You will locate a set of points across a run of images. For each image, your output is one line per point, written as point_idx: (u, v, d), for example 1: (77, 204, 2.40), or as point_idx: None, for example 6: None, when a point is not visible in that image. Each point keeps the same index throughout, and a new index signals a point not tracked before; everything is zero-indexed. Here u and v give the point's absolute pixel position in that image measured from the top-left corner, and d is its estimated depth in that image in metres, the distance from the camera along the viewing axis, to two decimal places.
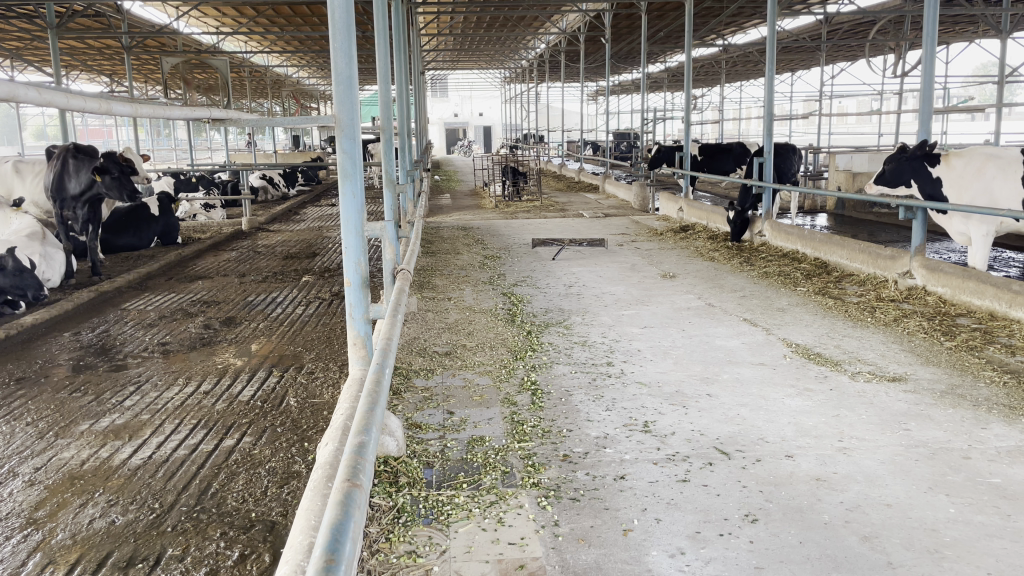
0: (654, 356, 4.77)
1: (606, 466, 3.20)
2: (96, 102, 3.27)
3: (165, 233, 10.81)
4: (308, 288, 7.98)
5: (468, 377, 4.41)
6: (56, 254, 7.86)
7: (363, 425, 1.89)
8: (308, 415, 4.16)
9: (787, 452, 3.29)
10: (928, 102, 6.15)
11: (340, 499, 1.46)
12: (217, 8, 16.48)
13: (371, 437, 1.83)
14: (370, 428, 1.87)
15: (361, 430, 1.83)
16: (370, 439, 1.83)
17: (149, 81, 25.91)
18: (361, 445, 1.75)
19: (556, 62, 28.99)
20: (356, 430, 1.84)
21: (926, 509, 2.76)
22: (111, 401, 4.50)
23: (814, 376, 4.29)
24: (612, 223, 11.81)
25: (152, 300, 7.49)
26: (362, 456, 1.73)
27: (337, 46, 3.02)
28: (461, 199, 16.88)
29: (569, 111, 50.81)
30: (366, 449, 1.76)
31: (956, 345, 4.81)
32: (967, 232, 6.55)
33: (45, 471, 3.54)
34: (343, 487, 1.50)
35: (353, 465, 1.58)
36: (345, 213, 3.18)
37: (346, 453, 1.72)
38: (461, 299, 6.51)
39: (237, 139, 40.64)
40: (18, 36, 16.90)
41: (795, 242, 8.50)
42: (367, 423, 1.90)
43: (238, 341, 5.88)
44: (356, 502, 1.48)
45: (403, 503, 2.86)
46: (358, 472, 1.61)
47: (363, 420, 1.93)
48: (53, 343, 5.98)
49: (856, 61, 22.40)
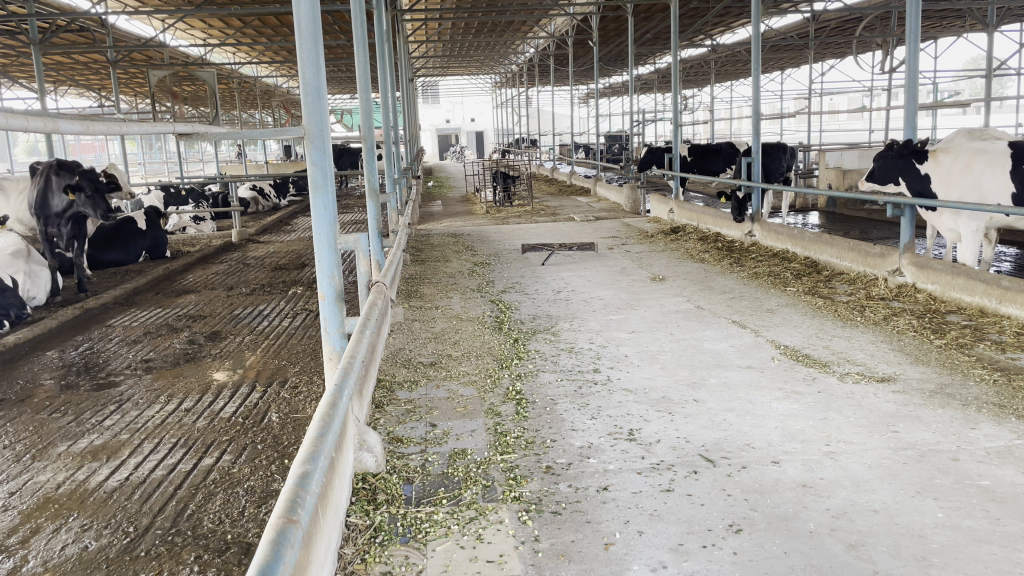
0: (641, 361, 4.72)
1: (588, 477, 3.14)
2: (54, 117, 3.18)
3: (154, 248, 10.75)
4: (295, 299, 7.92)
5: (452, 388, 4.34)
6: (41, 271, 7.80)
7: (309, 453, 1.83)
8: (289, 431, 4.10)
9: (773, 458, 3.23)
10: (914, 99, 6.08)
11: (272, 539, 1.40)
12: (203, 19, 16.43)
13: (317, 467, 1.78)
14: (317, 457, 1.81)
15: (307, 459, 1.78)
16: (316, 469, 1.77)
17: (138, 95, 25.88)
18: (303, 477, 1.70)
19: (546, 66, 28.98)
20: (301, 460, 1.79)
21: (913, 514, 2.71)
22: (91, 421, 4.43)
23: (802, 378, 4.24)
24: (603, 227, 11.76)
25: (137, 316, 7.43)
26: (304, 488, 1.67)
27: (304, 57, 2.97)
28: (452, 205, 16.84)
29: (561, 115, 50.87)
30: (310, 480, 1.70)
31: (946, 342, 4.76)
32: (956, 229, 6.51)
33: (20, 495, 3.48)
34: (276, 525, 1.45)
35: (289, 501, 1.53)
36: (317, 226, 3.13)
37: (288, 486, 1.67)
38: (448, 308, 6.46)
39: (228, 150, 40.65)
40: (4, 53, 16.85)
41: (785, 242, 8.45)
42: (315, 452, 1.84)
43: (223, 356, 5.82)
44: (289, 542, 1.43)
45: (380, 521, 2.80)
46: (295, 507, 1.56)
47: (310, 447, 1.88)
48: (36, 362, 5.92)
49: (844, 59, 22.46)
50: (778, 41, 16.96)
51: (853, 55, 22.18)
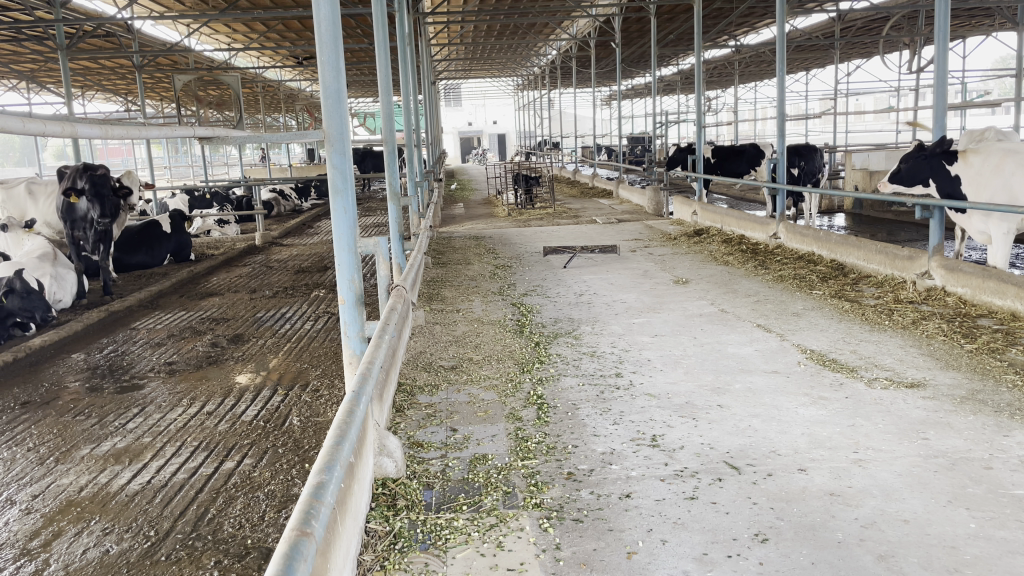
0: (664, 366, 4.66)
1: (611, 484, 3.10)
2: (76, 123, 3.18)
3: (178, 251, 10.86)
4: (317, 302, 7.93)
5: (474, 392, 4.31)
6: (67, 274, 7.89)
7: (325, 462, 1.79)
8: (310, 434, 4.09)
9: (800, 465, 3.17)
10: (942, 99, 5.95)
11: (284, 552, 1.36)
12: (227, 24, 16.55)
13: (333, 476, 1.73)
14: (333, 465, 1.77)
15: (323, 468, 1.74)
16: (331, 478, 1.72)
17: (163, 99, 26.16)
18: (319, 487, 1.66)
19: (568, 68, 28.91)
20: (316, 470, 1.74)
21: (945, 524, 2.64)
22: (114, 424, 4.45)
23: (829, 384, 4.16)
24: (625, 229, 11.70)
25: (162, 319, 7.48)
26: (319, 499, 1.63)
27: (324, 60, 2.96)
28: (474, 208, 16.85)
29: (583, 117, 50.79)
30: (326, 491, 1.66)
31: (977, 347, 4.66)
32: (986, 231, 6.39)
33: (42, 499, 3.49)
34: (290, 537, 1.42)
35: (303, 512, 1.50)
36: (337, 229, 3.10)
37: (303, 496, 1.62)
38: (470, 310, 6.43)
39: (253, 154, 41.04)
40: (33, 58, 17.10)
41: (810, 244, 8.34)
42: (331, 461, 1.80)
43: (246, 359, 5.84)
44: (303, 555, 1.39)
45: (399, 527, 2.78)
46: (310, 518, 1.52)
47: (327, 457, 1.83)
48: (61, 364, 5.97)
49: (871, 59, 22.24)
50: (803, 41, 16.79)
51: (879, 55, 21.91)
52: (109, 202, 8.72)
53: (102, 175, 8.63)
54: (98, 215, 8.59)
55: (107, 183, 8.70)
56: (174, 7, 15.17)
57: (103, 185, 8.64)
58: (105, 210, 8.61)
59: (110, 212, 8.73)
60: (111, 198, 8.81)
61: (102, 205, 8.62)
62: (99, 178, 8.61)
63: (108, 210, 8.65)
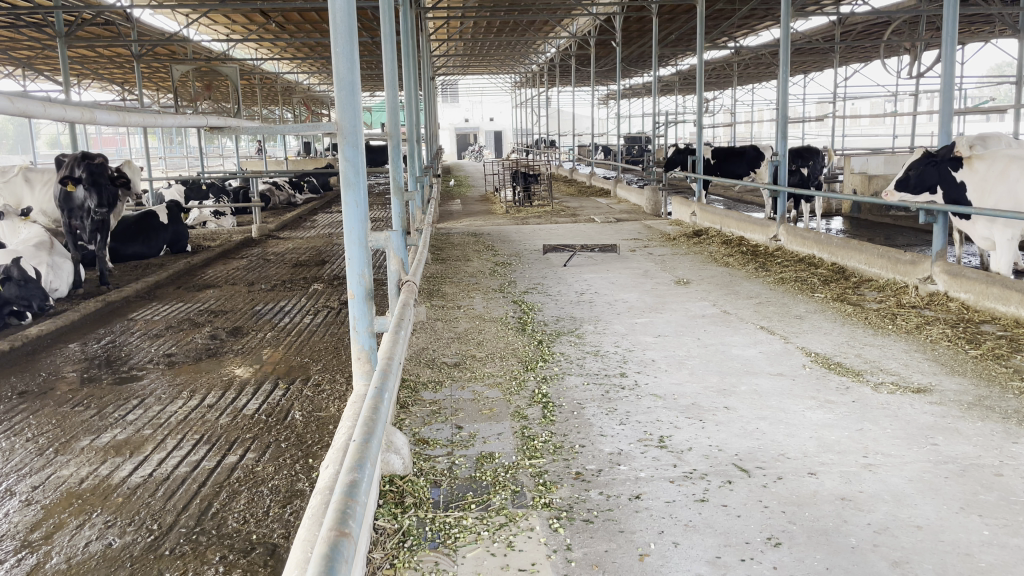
0: (669, 367, 4.64)
1: (620, 485, 3.07)
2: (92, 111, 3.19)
3: (175, 241, 10.79)
4: (316, 296, 7.88)
5: (478, 390, 4.28)
6: (63, 264, 7.82)
7: (356, 459, 1.73)
8: (313, 429, 4.05)
9: (810, 469, 3.15)
10: (948, 105, 5.94)
11: (325, 553, 1.33)
12: (226, 15, 16.47)
13: (366, 473, 1.67)
14: (364, 462, 1.71)
15: (355, 465, 1.70)
16: (365, 475, 1.66)
17: (160, 89, 26.05)
18: (353, 485, 1.61)
19: (567, 66, 28.85)
20: (348, 467, 1.68)
21: (959, 531, 2.62)
22: (113, 415, 4.41)
23: (835, 388, 4.15)
24: (624, 228, 11.68)
25: (159, 310, 7.42)
26: (354, 498, 1.56)
27: (339, 51, 2.92)
28: (472, 204, 16.80)
29: (581, 115, 50.78)
30: (359, 488, 1.60)
31: (981, 353, 4.66)
32: (990, 237, 6.39)
33: (43, 490, 3.45)
34: (330, 536, 1.38)
35: (341, 511, 1.44)
36: (348, 223, 3.07)
37: (337, 495, 1.56)
38: (471, 307, 6.40)
39: (249, 146, 40.90)
40: (29, 45, 16.97)
41: (811, 247, 8.33)
42: (362, 458, 1.73)
43: (245, 352, 5.79)
44: (343, 557, 1.34)
45: (408, 525, 2.75)
46: (347, 517, 1.46)
47: (357, 453, 1.79)
48: (59, 354, 5.91)
49: (869, 63, 22.30)
50: (803, 44, 16.80)
51: (878, 59, 21.92)
52: (107, 191, 8.60)
53: (99, 164, 8.50)
54: (94, 204, 8.48)
55: (105, 171, 8.58)
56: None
57: (101, 174, 8.52)
58: (100, 201, 8.50)
59: (107, 201, 8.62)
60: (109, 186, 8.69)
61: (99, 194, 8.50)
62: (96, 166, 8.49)
63: (104, 200, 8.54)
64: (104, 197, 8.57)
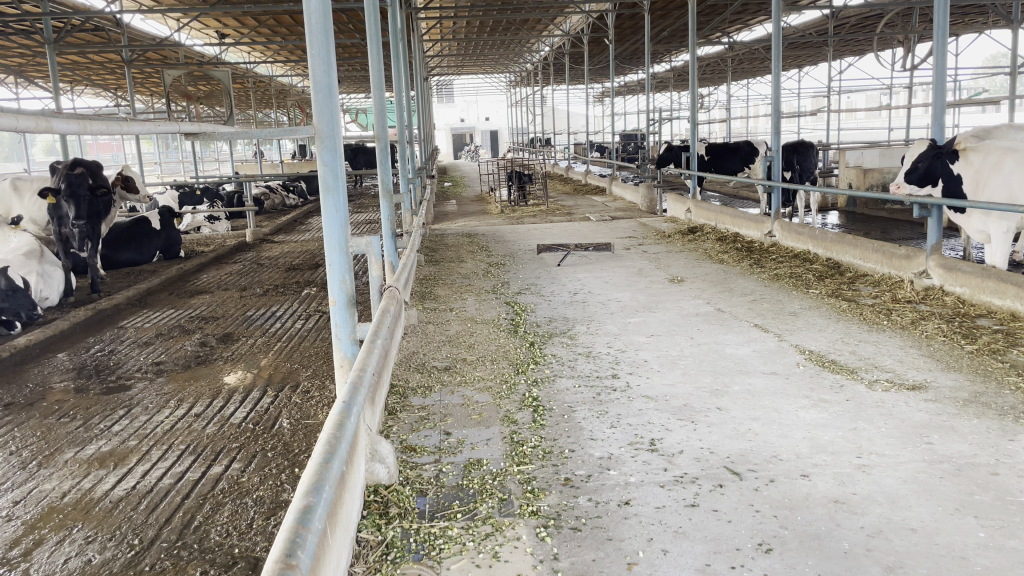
0: (661, 367, 4.59)
1: (609, 490, 3.02)
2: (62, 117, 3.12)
3: (168, 247, 10.72)
4: (308, 300, 7.81)
5: (468, 394, 4.22)
6: (54, 271, 7.77)
7: (313, 482, 1.67)
8: (301, 437, 4.00)
9: (803, 471, 3.09)
10: (941, 98, 5.88)
11: None
12: (217, 19, 16.41)
13: (321, 498, 1.62)
14: (321, 487, 1.65)
15: (311, 489, 1.63)
16: (320, 501, 1.61)
17: (154, 94, 26.00)
18: (307, 511, 1.54)
19: (561, 65, 28.76)
20: (304, 490, 1.63)
21: (953, 533, 2.57)
22: (99, 427, 4.34)
23: (828, 386, 4.09)
24: (619, 226, 11.62)
25: (149, 317, 7.35)
26: (306, 525, 1.51)
27: (314, 54, 2.86)
28: (467, 205, 16.74)
29: (576, 113, 50.83)
30: (312, 515, 1.54)
31: (977, 348, 4.60)
32: (985, 230, 6.34)
33: (25, 505, 3.39)
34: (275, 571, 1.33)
35: (289, 543, 1.39)
36: (328, 228, 3.01)
37: (288, 522, 1.51)
38: (463, 310, 6.34)
39: (245, 150, 40.86)
40: (21, 52, 16.94)
41: (805, 242, 8.28)
42: (320, 481, 1.68)
43: (235, 358, 5.74)
44: None
45: (392, 537, 2.69)
46: (295, 548, 1.41)
47: (314, 477, 1.72)
48: (47, 364, 5.85)
49: (864, 56, 22.28)
50: (796, 38, 16.71)
51: (872, 52, 21.85)
52: (86, 202, 8.42)
53: (78, 175, 8.32)
54: (75, 216, 8.31)
55: (85, 181, 8.41)
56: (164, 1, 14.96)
57: (80, 183, 8.35)
58: (79, 212, 8.33)
59: (87, 212, 8.44)
60: (90, 196, 8.52)
61: (78, 205, 8.33)
62: (75, 176, 8.33)
63: (84, 211, 8.36)
64: (84, 208, 8.39)
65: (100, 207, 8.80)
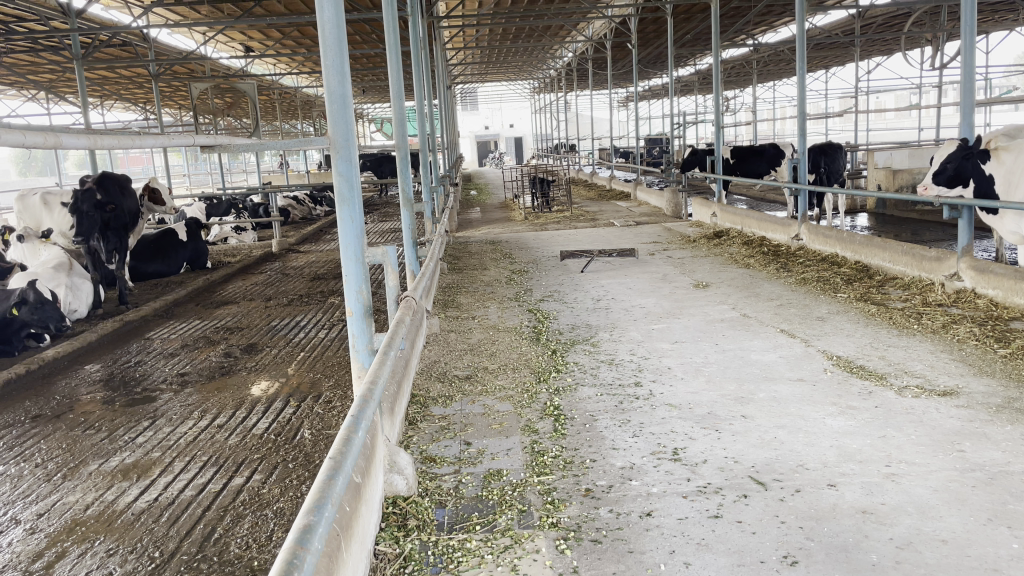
0: (684, 374, 4.52)
1: (631, 501, 2.97)
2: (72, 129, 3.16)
3: (195, 258, 10.82)
4: (332, 310, 7.84)
5: (489, 403, 4.19)
6: (82, 284, 7.86)
7: (317, 499, 1.63)
8: (321, 448, 3.99)
9: (830, 480, 3.02)
10: (970, 97, 5.75)
11: None
12: (242, 32, 16.60)
13: (323, 517, 1.57)
14: (324, 505, 1.61)
15: (313, 508, 1.58)
16: (321, 520, 1.56)
17: (181, 107, 26.37)
18: (306, 530, 1.50)
19: (584, 70, 28.74)
20: (307, 507, 1.59)
21: (986, 545, 2.49)
22: (123, 438, 4.37)
23: (857, 393, 4.00)
24: (643, 232, 11.55)
25: (176, 328, 7.41)
26: (306, 545, 1.47)
27: (328, 64, 2.86)
28: (491, 211, 16.74)
29: (600, 118, 50.80)
30: (312, 535, 1.50)
31: (1010, 352, 4.48)
32: (1019, 231, 6.19)
33: (48, 518, 3.41)
34: None
35: None
36: (344, 239, 3.01)
37: (288, 541, 1.47)
38: (485, 318, 6.31)
39: (272, 160, 41.30)
40: (51, 68, 17.29)
41: (834, 245, 8.15)
42: (322, 498, 1.63)
43: (260, 369, 5.75)
44: None
45: (410, 550, 2.67)
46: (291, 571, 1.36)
47: (319, 494, 1.67)
48: (74, 376, 5.91)
49: (891, 56, 21.99)
50: (822, 38, 16.49)
51: (900, 51, 21.54)
52: (88, 220, 8.48)
53: (80, 193, 8.44)
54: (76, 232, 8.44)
55: (90, 199, 8.46)
56: (189, 15, 15.14)
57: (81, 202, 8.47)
58: (79, 231, 8.43)
59: (90, 230, 8.50)
60: (97, 213, 8.58)
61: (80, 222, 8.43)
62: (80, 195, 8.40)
63: (85, 229, 8.44)
64: (85, 226, 8.46)
65: (118, 219, 8.86)
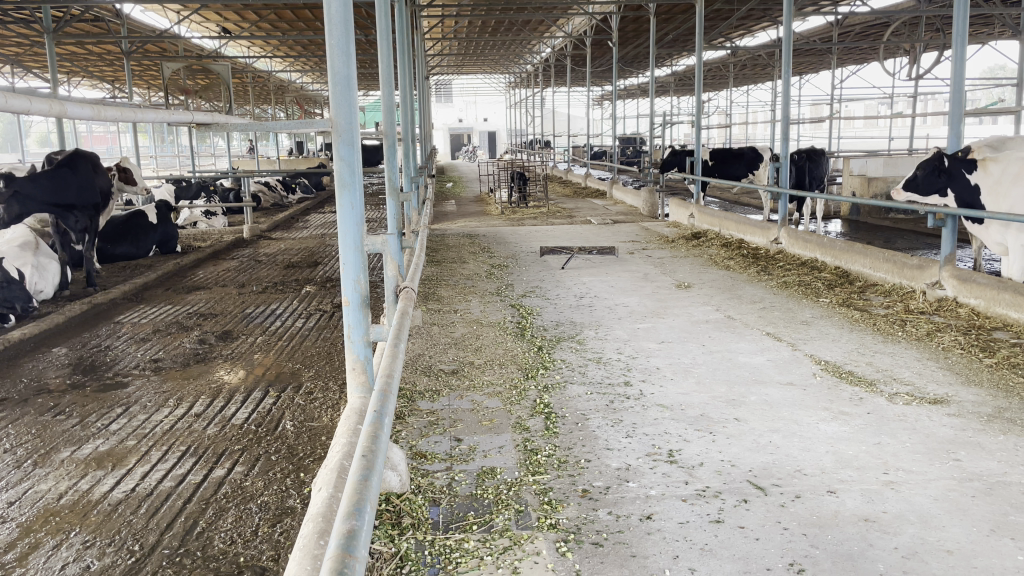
0: (674, 375, 4.48)
1: (629, 504, 2.91)
2: (41, 102, 3.25)
3: (164, 241, 10.56)
4: (308, 299, 7.70)
5: (477, 399, 4.11)
6: (49, 264, 7.62)
7: (354, 504, 1.62)
8: (305, 441, 3.88)
9: (829, 487, 2.99)
10: (957, 107, 5.77)
11: None
12: (218, 12, 16.27)
13: (364, 522, 1.55)
14: (363, 509, 1.59)
15: (353, 514, 1.55)
16: (362, 525, 1.54)
17: (151, 87, 25.84)
18: (350, 538, 1.47)
19: (562, 66, 28.66)
20: (345, 513, 1.57)
21: (992, 556, 2.47)
22: (96, 425, 4.22)
23: (848, 399, 3.99)
24: (621, 230, 11.54)
25: (147, 313, 7.22)
26: (352, 553, 1.44)
27: (333, 44, 2.74)
28: (467, 205, 16.62)
29: (575, 116, 50.81)
30: (356, 542, 1.48)
31: (996, 362, 4.50)
32: (1003, 241, 6.25)
33: (19, 506, 3.26)
34: None
35: None
36: (343, 225, 2.89)
37: (332, 549, 1.44)
38: (467, 312, 6.22)
39: (242, 144, 40.71)
40: (18, 41, 16.80)
41: (813, 250, 8.18)
42: (360, 503, 1.61)
43: (235, 357, 5.61)
44: None
45: (406, 549, 2.59)
46: None
47: (355, 500, 1.63)
48: (40, 359, 5.72)
49: (866, 65, 22.21)
50: (801, 45, 16.57)
51: (876, 60, 21.77)
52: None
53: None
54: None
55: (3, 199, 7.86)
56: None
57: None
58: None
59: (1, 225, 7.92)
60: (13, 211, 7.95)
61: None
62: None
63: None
64: None
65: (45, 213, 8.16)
